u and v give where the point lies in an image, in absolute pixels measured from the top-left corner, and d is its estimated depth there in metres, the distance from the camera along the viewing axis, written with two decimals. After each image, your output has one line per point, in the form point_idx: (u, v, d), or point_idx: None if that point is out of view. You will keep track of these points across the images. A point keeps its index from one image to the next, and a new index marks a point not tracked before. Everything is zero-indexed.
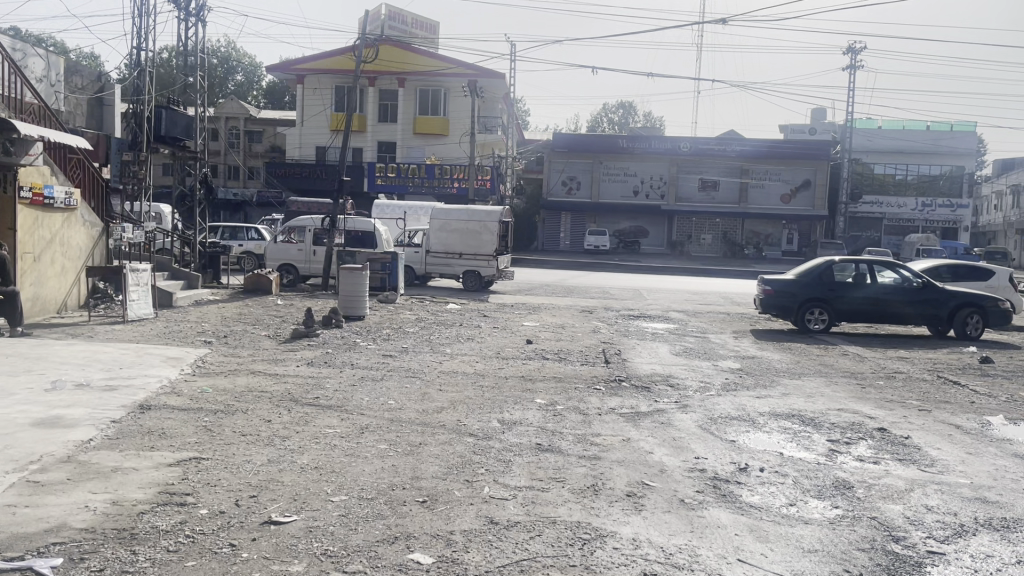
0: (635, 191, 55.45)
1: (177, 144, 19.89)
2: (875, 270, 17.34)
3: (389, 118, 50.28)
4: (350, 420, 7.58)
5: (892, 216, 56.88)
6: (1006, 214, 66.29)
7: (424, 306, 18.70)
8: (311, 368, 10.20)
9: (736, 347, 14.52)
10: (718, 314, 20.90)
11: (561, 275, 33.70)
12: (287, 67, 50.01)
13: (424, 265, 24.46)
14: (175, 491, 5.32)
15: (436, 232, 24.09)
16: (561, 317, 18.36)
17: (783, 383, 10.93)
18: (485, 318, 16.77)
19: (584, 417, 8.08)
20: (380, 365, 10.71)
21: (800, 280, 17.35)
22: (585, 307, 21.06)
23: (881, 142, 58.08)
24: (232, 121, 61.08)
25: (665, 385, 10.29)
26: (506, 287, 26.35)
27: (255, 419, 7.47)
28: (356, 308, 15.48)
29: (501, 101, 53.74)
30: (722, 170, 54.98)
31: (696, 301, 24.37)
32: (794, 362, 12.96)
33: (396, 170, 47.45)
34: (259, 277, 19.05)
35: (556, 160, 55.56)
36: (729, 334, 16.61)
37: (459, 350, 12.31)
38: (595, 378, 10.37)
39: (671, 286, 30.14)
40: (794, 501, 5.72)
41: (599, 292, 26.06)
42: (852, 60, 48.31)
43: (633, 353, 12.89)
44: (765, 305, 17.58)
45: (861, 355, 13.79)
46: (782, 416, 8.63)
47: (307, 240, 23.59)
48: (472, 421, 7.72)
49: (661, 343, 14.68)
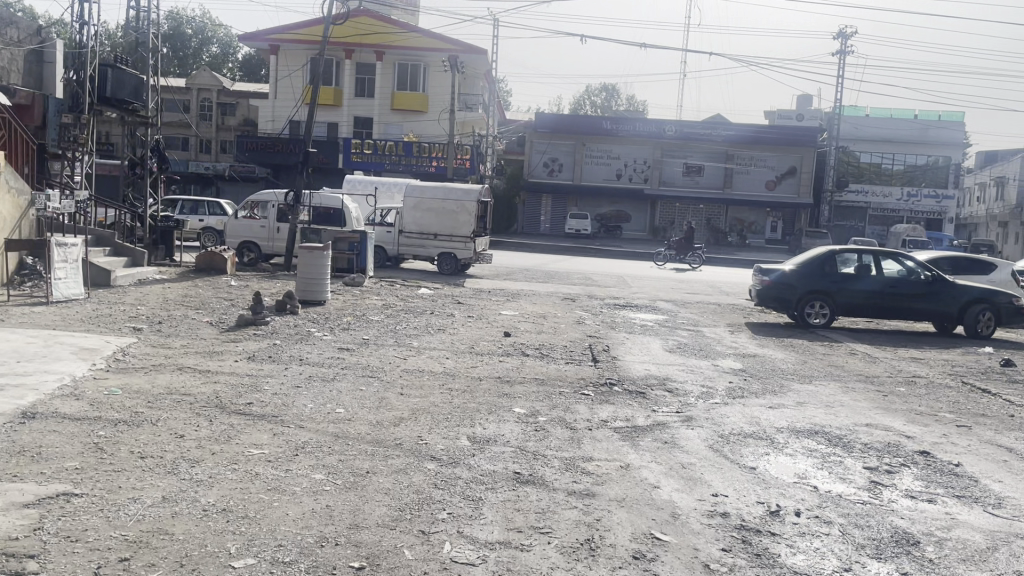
0: (618, 174, 54.05)
1: (124, 107, 18.11)
2: (880, 261, 16.13)
3: (366, 93, 48.38)
4: (284, 437, 6.12)
5: (877, 205, 56.01)
6: (988, 206, 65.59)
7: (394, 290, 17.24)
8: (251, 364, 8.70)
9: (735, 344, 13.17)
10: (709, 304, 19.58)
11: (541, 260, 32.25)
12: (260, 36, 47.72)
13: (397, 245, 22.99)
14: (12, 552, 3.88)
15: (410, 212, 22.58)
16: (542, 306, 16.93)
17: (796, 388, 9.60)
18: (460, 306, 15.33)
19: (572, 434, 6.68)
20: (332, 361, 9.21)
21: (801, 270, 16.08)
22: (567, 295, 19.64)
23: (868, 130, 57.11)
24: (204, 92, 58.83)
25: (663, 390, 8.89)
26: (483, 270, 24.85)
27: (164, 434, 6.02)
28: (316, 293, 13.96)
29: (482, 79, 51.98)
30: (708, 155, 53.74)
31: (683, 290, 23.02)
32: (800, 362, 11.66)
33: (372, 146, 45.68)
34: (213, 255, 17.41)
35: (538, 140, 54.01)
36: (724, 327, 15.31)
37: (429, 344, 10.83)
38: (582, 381, 8.97)
39: (655, 273, 28.81)
40: (848, 565, 4.37)
41: (582, 278, 24.68)
42: (844, 44, 46.95)
43: (622, 349, 11.51)
44: (762, 296, 16.31)
45: (873, 355, 12.48)
46: (804, 433, 7.28)
47: (271, 216, 21.96)
48: (436, 440, 6.28)
49: (653, 338, 13.31)
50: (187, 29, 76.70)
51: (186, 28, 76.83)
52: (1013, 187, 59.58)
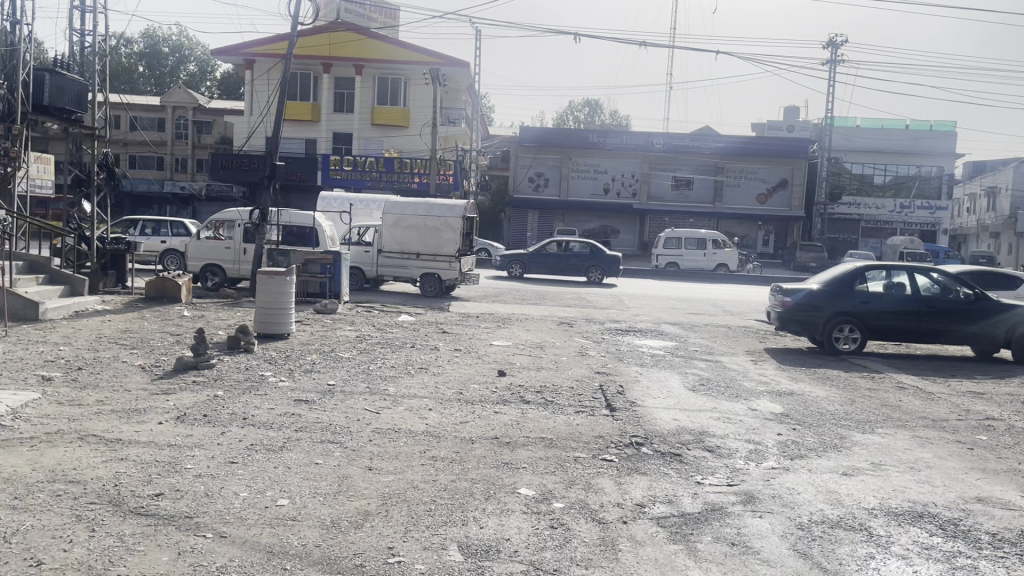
0: (605, 188, 52.44)
1: (67, 118, 16.23)
2: (914, 277, 14.49)
3: (345, 108, 46.63)
4: (194, 560, 4.23)
5: (870, 217, 55.19)
6: (979, 217, 64.75)
7: (370, 318, 15.38)
8: (179, 429, 6.79)
9: (764, 378, 11.38)
10: (718, 327, 17.84)
11: (529, 278, 30.49)
12: (233, 50, 45.77)
13: (376, 266, 21.09)
14: None
15: (389, 230, 20.76)
16: (537, 333, 15.09)
17: (860, 441, 7.80)
18: (444, 336, 13.48)
19: (605, 535, 4.83)
20: (284, 420, 7.26)
21: (827, 290, 14.41)
22: (563, 319, 17.86)
23: (860, 140, 55.88)
24: (179, 110, 56.71)
25: (703, 451, 7.07)
26: (469, 292, 22.98)
27: (12, 563, 4.11)
28: (276, 324, 12.06)
29: (465, 93, 50.41)
30: (697, 168, 52.32)
31: (686, 310, 21.30)
32: (847, 402, 9.87)
33: (353, 163, 43.91)
34: (164, 281, 15.44)
35: (523, 155, 52.34)
36: (744, 356, 13.52)
37: (407, 389, 8.93)
38: (598, 439, 7.11)
39: (652, 292, 27.02)
40: None
41: (575, 299, 22.89)
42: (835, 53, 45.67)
43: (639, 390, 9.69)
44: (785, 321, 14.61)
45: (927, 390, 10.74)
46: (906, 519, 5.47)
47: (237, 237, 20.06)
48: (414, 554, 4.41)
49: (668, 371, 11.52)
50: (162, 49, 75.04)
51: (162, 46, 75.26)
52: (1004, 197, 58.64)
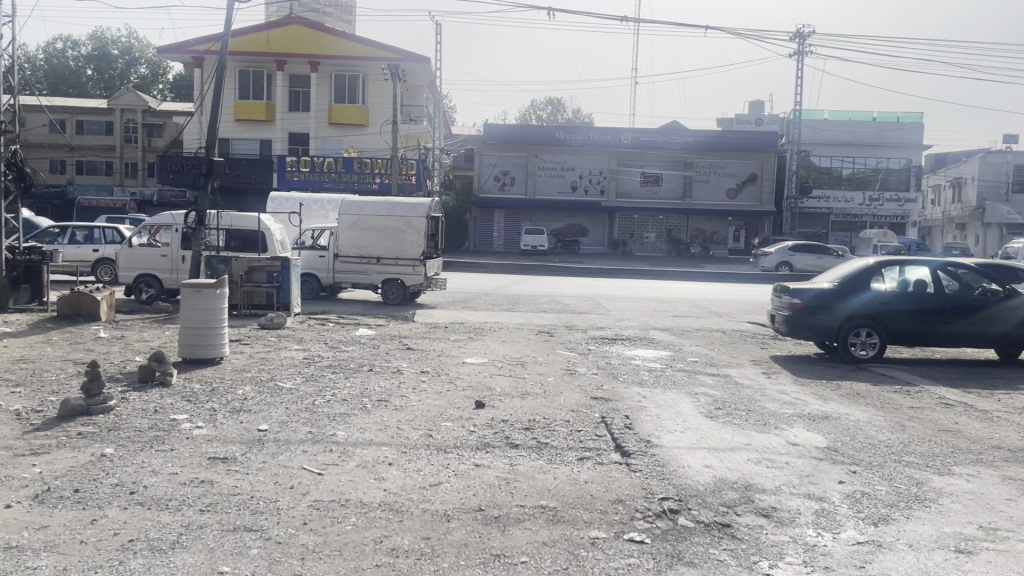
0: (573, 186, 50.81)
1: None
2: (938, 274, 12.93)
3: (300, 107, 44.31)
4: None
5: (839, 211, 54.18)
6: (945, 208, 64.37)
7: (324, 334, 13.40)
8: (29, 521, 4.81)
9: (787, 398, 9.67)
10: (713, 331, 16.18)
11: (499, 281, 28.64)
12: (179, 47, 43.16)
13: (331, 272, 19.06)
14: None
15: (347, 232, 18.77)
16: (515, 346, 13.22)
17: (946, 489, 6.09)
18: (409, 353, 11.59)
19: None
20: (190, 493, 5.33)
21: (840, 288, 12.83)
22: (540, 327, 16.01)
23: (827, 134, 54.59)
24: (128, 113, 53.85)
25: (758, 517, 5.27)
26: (435, 298, 21.01)
27: None
28: (205, 348, 10.03)
29: (426, 89, 48.35)
30: (665, 163, 50.90)
31: (672, 313, 19.70)
32: (897, 428, 8.20)
33: (309, 163, 41.66)
34: (80, 296, 13.27)
35: (487, 153, 50.55)
36: (754, 368, 11.83)
37: (359, 433, 6.97)
38: (619, 506, 5.27)
39: (631, 293, 25.33)
40: None
41: (551, 303, 21.12)
42: (801, 44, 44.62)
43: (648, 420, 7.91)
44: (795, 325, 12.96)
45: (982, 408, 9.10)
46: None
47: (174, 243, 17.89)
48: None
49: (672, 392, 9.74)
50: (111, 51, 71.78)
51: (110, 49, 71.71)
52: (972, 188, 57.84)
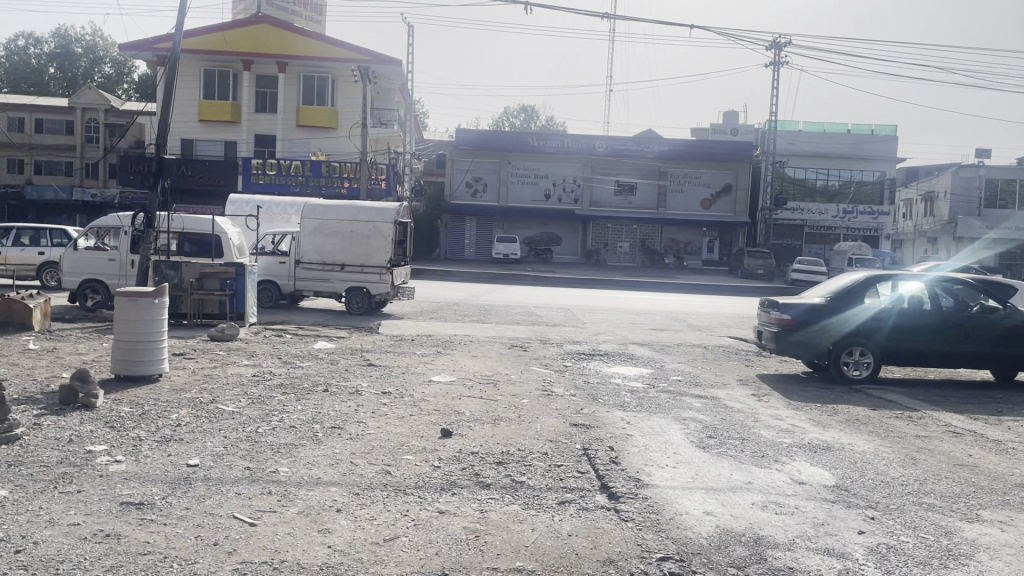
0: (546, 194, 50.12)
1: None
2: (933, 290, 12.25)
3: (268, 108, 43.06)
4: None
5: (813, 223, 54.34)
6: (916, 222, 64.84)
7: (280, 347, 12.39)
8: None
9: (783, 424, 8.88)
10: (693, 347, 15.42)
11: (469, 290, 27.73)
12: (142, 45, 41.71)
13: (293, 280, 18.03)
14: None
15: (310, 237, 17.76)
16: (487, 362, 12.33)
17: (982, 542, 5.32)
18: (371, 370, 10.65)
19: None
20: (87, 553, 4.33)
21: (830, 303, 12.16)
22: (513, 340, 15.13)
23: (803, 146, 54.54)
24: (90, 112, 52.09)
25: None
26: (403, 308, 20.04)
27: None
28: (142, 365, 8.99)
29: (397, 93, 47.38)
30: (640, 172, 50.47)
31: (649, 326, 18.93)
32: (909, 462, 7.44)
33: (276, 166, 40.37)
34: (10, 303, 12.09)
35: (460, 159, 49.74)
36: (743, 389, 11.06)
37: (306, 469, 6.00)
38: (609, 572, 4.38)
39: (607, 304, 24.51)
40: None
41: (524, 314, 20.25)
42: (777, 55, 44.46)
43: (636, 453, 7.05)
44: (782, 342, 12.25)
45: (993, 438, 8.40)
46: None
47: (123, 246, 16.75)
48: None
49: (658, 417, 8.88)
50: (75, 49, 69.77)
51: (74, 47, 69.69)
52: (943, 202, 58.20)
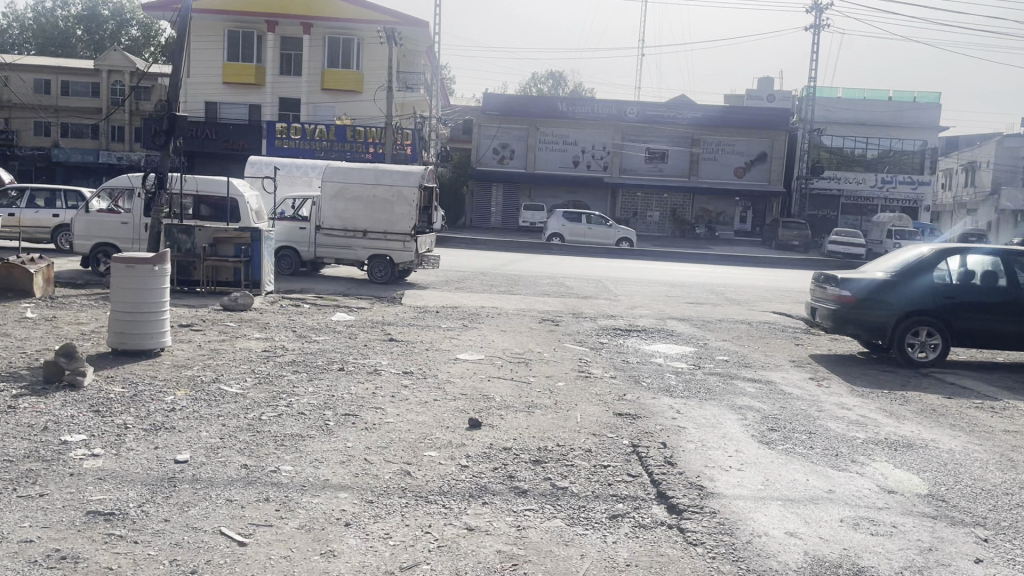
0: (575, 161, 48.74)
1: None
2: (1007, 264, 11.08)
3: (292, 71, 42.05)
4: None
5: (849, 193, 52.50)
6: (956, 192, 62.69)
7: (294, 318, 11.56)
8: None
9: (851, 415, 7.88)
10: (737, 323, 14.37)
11: (495, 260, 26.74)
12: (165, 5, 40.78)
13: (313, 246, 17.19)
14: None
15: (330, 202, 16.88)
16: (517, 338, 11.40)
17: None
18: (392, 346, 9.78)
19: None
20: None
21: (895, 279, 11.03)
22: (544, 314, 14.18)
23: (841, 113, 52.58)
24: (115, 74, 51.60)
25: None
26: (427, 277, 19.16)
27: None
28: (142, 338, 8.20)
29: (423, 55, 46.12)
30: (672, 138, 48.85)
31: (687, 300, 17.87)
32: (1009, 464, 6.43)
33: (300, 130, 39.49)
34: (10, 267, 11.38)
35: (487, 124, 48.53)
36: (798, 372, 10.05)
37: (312, 467, 5.14)
38: None
39: (640, 275, 23.42)
40: None
41: (555, 285, 19.27)
42: (818, 17, 42.50)
43: (695, 452, 6.09)
44: (841, 320, 11.17)
45: None
46: None
47: (137, 209, 16.04)
48: None
49: (711, 405, 7.91)
50: (102, 10, 68.89)
51: (101, 8, 68.90)
52: (986, 171, 55.91)
